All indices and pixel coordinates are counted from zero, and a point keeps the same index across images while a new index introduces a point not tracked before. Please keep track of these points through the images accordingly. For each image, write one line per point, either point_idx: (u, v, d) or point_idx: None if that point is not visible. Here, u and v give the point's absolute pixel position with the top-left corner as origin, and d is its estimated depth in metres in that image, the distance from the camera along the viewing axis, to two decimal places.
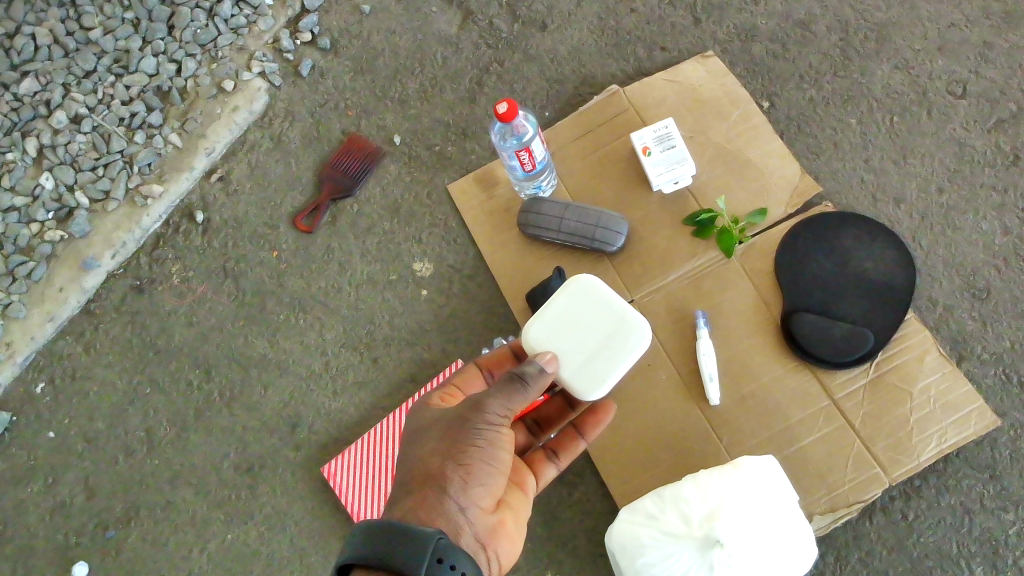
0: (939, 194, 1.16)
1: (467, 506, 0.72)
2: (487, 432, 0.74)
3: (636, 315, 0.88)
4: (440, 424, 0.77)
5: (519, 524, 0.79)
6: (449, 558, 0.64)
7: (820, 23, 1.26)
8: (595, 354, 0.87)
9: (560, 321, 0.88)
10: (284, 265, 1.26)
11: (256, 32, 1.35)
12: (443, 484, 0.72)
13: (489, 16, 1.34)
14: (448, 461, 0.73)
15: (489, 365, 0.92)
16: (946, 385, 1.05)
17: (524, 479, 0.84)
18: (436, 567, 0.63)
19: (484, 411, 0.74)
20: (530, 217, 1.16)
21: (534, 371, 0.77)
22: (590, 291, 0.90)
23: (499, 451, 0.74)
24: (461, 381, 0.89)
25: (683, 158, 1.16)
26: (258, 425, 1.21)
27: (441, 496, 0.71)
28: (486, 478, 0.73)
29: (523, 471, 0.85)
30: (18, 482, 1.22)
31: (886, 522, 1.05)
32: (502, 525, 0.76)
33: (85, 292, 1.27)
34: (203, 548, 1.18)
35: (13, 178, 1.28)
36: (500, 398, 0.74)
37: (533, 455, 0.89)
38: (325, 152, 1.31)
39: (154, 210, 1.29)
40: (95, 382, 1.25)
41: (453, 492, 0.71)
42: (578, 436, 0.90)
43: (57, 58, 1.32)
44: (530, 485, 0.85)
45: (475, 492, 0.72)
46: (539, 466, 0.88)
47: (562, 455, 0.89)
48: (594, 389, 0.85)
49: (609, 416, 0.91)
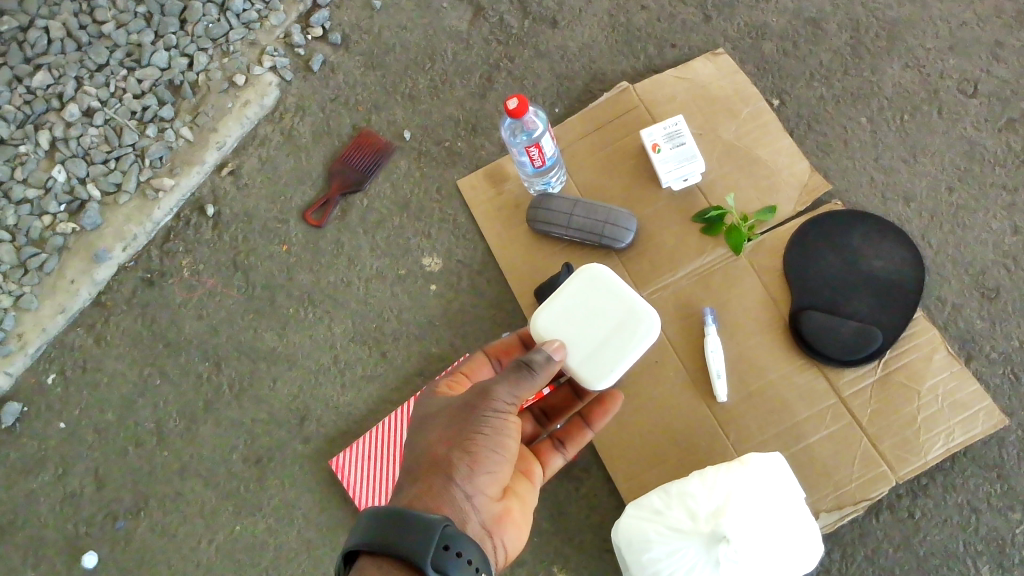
0: (949, 193, 1.16)
1: (473, 494, 0.72)
2: (494, 420, 0.74)
3: (645, 305, 0.87)
4: (447, 412, 0.77)
5: (526, 512, 0.79)
6: (455, 545, 0.64)
7: (831, 21, 1.26)
8: (603, 344, 0.86)
9: (568, 310, 0.88)
10: (294, 259, 1.27)
11: (267, 27, 1.36)
12: (450, 471, 0.72)
13: (499, 12, 1.34)
14: (455, 449, 0.73)
15: (497, 352, 0.91)
16: (955, 384, 1.05)
17: (532, 467, 0.85)
18: (442, 554, 0.63)
19: (490, 399, 0.74)
20: (540, 213, 1.17)
21: (542, 358, 0.77)
22: (598, 280, 0.89)
23: (505, 439, 0.74)
24: (469, 369, 0.88)
25: (693, 155, 1.17)
26: (267, 417, 1.22)
27: (447, 483, 0.72)
28: (493, 466, 0.74)
29: (530, 460, 0.85)
30: (29, 472, 1.23)
31: (892, 520, 1.05)
32: (507, 513, 0.76)
33: (97, 284, 1.28)
34: (211, 539, 1.19)
35: (25, 170, 1.29)
36: (508, 387, 0.75)
37: (540, 444, 0.90)
38: (335, 146, 1.31)
39: (166, 203, 1.30)
40: (106, 374, 1.26)
41: (459, 480, 0.72)
42: (585, 427, 0.91)
43: (70, 51, 1.33)
44: (537, 474, 0.85)
45: (481, 480, 0.73)
46: (546, 455, 0.88)
47: (570, 446, 0.89)
48: (601, 379, 0.85)
49: (616, 406, 0.92)
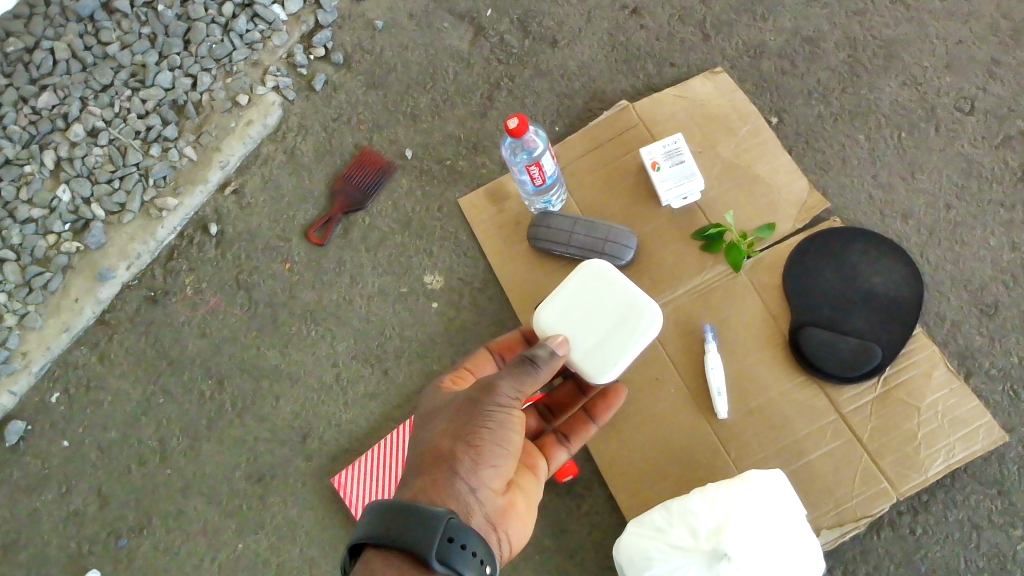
0: (947, 210, 1.17)
1: (477, 487, 0.73)
2: (498, 415, 0.74)
3: (647, 300, 0.88)
4: (451, 407, 0.78)
5: (531, 506, 0.80)
6: (459, 537, 0.65)
7: (828, 39, 1.28)
8: (605, 339, 0.87)
9: (571, 305, 0.89)
10: (296, 277, 1.28)
11: (270, 47, 1.37)
12: (454, 466, 0.73)
13: (500, 32, 1.36)
14: (458, 443, 0.74)
15: (500, 349, 0.92)
16: (955, 400, 1.05)
17: (536, 462, 0.85)
18: (447, 546, 0.64)
19: (494, 394, 0.75)
20: (541, 231, 1.18)
21: (546, 354, 0.78)
22: (601, 275, 0.90)
23: (510, 433, 0.75)
24: (472, 365, 0.90)
25: (692, 173, 1.17)
26: (269, 435, 1.22)
27: (452, 478, 0.72)
28: (497, 460, 0.74)
29: (535, 454, 0.86)
30: (32, 490, 1.24)
31: (893, 537, 1.06)
32: (512, 506, 0.77)
33: (101, 302, 1.29)
34: (214, 557, 1.19)
35: (30, 190, 1.30)
36: (512, 381, 0.75)
37: (544, 439, 0.90)
38: (338, 165, 1.33)
39: (169, 222, 1.31)
40: (110, 392, 1.26)
41: (463, 473, 0.72)
42: (589, 421, 0.91)
43: (75, 72, 1.34)
44: (542, 467, 0.85)
45: (485, 474, 0.73)
46: (551, 450, 0.89)
47: (574, 438, 0.90)
48: (603, 372, 0.86)
49: (620, 400, 0.92)
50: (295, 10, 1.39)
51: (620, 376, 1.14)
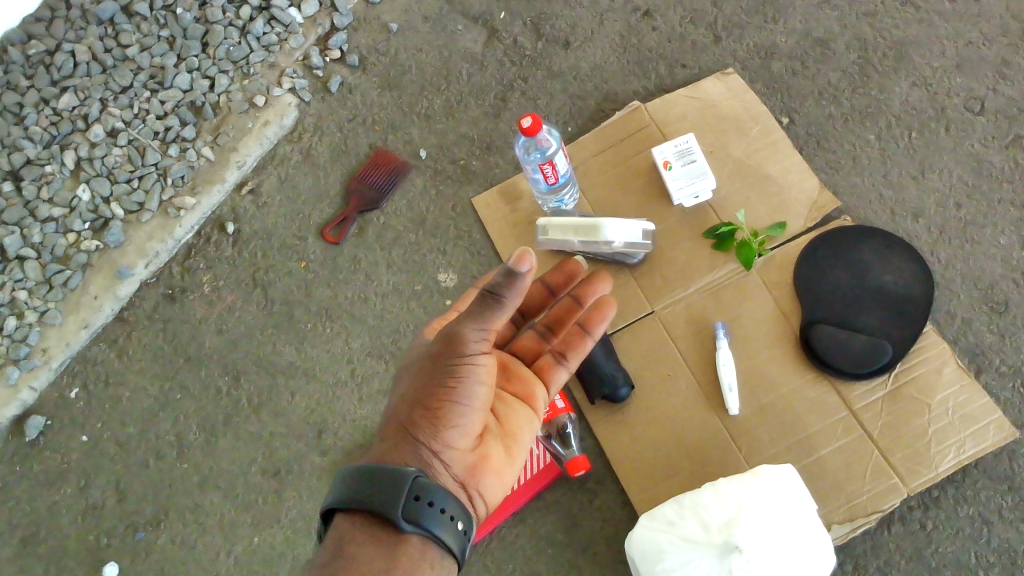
0: (957, 209, 1.18)
1: (442, 452, 0.76)
2: (458, 373, 0.75)
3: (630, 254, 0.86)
4: (418, 365, 0.79)
5: (507, 454, 0.84)
6: (427, 496, 0.69)
7: (839, 41, 1.29)
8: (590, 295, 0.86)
9: None
10: (312, 275, 1.30)
11: (286, 49, 1.40)
12: (415, 435, 0.76)
13: (513, 34, 1.38)
14: (419, 411, 0.76)
15: None
16: (965, 397, 1.06)
17: (533, 390, 0.89)
18: (415, 504, 0.68)
19: (456, 347, 0.74)
20: (554, 229, 1.19)
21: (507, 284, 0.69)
22: None
23: (474, 392, 0.76)
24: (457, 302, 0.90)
25: (704, 172, 1.18)
26: (286, 431, 1.24)
27: (414, 446, 0.76)
28: (461, 422, 0.76)
29: (531, 383, 0.89)
30: (51, 484, 1.25)
31: (905, 532, 1.06)
32: (484, 459, 0.81)
33: (120, 299, 1.31)
34: (230, 551, 1.20)
35: (51, 190, 1.32)
36: (473, 326, 0.73)
37: (543, 360, 0.91)
38: (354, 166, 1.35)
39: (187, 221, 1.33)
40: (128, 388, 1.28)
41: (425, 442, 0.76)
42: (585, 335, 0.90)
43: (95, 74, 1.37)
44: (540, 396, 0.89)
45: (449, 437, 0.76)
46: (549, 371, 0.90)
47: (571, 357, 0.90)
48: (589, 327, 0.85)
49: (614, 312, 0.89)
50: (312, 13, 1.41)
51: (631, 372, 1.15)
